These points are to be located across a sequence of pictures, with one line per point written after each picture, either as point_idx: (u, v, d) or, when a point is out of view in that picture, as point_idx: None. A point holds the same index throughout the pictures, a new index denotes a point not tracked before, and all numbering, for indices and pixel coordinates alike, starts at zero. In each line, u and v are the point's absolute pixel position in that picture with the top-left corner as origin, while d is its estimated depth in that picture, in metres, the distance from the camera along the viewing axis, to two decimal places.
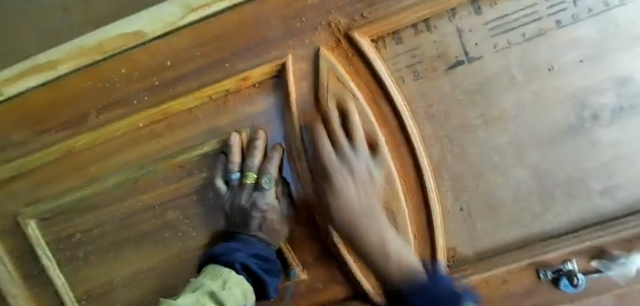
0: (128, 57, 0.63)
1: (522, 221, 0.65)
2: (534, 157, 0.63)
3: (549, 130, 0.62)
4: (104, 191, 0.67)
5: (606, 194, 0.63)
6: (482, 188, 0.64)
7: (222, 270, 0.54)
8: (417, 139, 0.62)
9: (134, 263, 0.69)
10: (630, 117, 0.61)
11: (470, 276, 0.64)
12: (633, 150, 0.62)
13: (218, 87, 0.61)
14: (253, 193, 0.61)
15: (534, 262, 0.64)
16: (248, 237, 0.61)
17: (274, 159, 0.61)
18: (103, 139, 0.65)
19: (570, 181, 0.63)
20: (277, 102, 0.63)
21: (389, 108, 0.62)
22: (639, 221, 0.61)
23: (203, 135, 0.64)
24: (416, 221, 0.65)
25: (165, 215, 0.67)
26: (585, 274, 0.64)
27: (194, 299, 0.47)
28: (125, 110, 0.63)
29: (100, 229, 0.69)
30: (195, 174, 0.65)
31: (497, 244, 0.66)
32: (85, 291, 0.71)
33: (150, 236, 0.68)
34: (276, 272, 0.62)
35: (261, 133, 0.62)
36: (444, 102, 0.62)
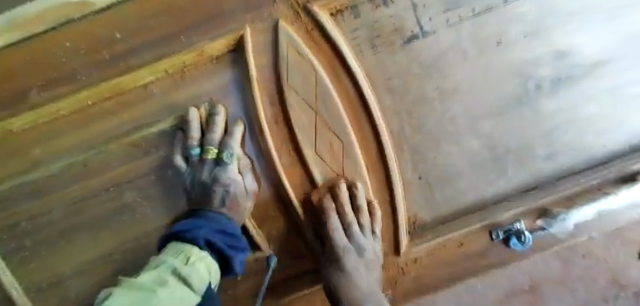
0: (72, 29, 0.58)
1: (476, 187, 0.69)
2: (485, 127, 0.67)
3: (499, 100, 0.66)
4: (54, 174, 0.63)
5: (547, 159, 0.69)
6: (439, 158, 0.67)
7: (186, 247, 0.51)
8: (378, 111, 0.63)
9: (91, 249, 0.66)
10: (567, 86, 0.66)
11: (428, 241, 0.69)
12: (570, 116, 0.67)
13: (173, 61, 0.59)
14: (214, 168, 0.60)
15: (487, 225, 0.69)
16: (210, 213, 0.59)
17: (235, 135, 0.60)
18: (48, 118, 0.60)
19: (517, 148, 0.68)
20: (236, 76, 0.61)
21: (350, 79, 0.62)
22: (576, 181, 0.68)
23: (159, 112, 0.61)
24: (377, 191, 0.67)
25: (121, 198, 0.64)
26: (532, 232, 0.69)
27: (154, 277, 0.46)
28: (72, 86, 0.59)
29: (50, 216, 0.64)
30: (152, 154, 0.62)
31: (454, 210, 0.69)
32: (35, 283, 0.66)
33: (107, 220, 0.65)
34: (242, 249, 0.59)
35: (220, 108, 0.60)
36: (402, 75, 0.64)
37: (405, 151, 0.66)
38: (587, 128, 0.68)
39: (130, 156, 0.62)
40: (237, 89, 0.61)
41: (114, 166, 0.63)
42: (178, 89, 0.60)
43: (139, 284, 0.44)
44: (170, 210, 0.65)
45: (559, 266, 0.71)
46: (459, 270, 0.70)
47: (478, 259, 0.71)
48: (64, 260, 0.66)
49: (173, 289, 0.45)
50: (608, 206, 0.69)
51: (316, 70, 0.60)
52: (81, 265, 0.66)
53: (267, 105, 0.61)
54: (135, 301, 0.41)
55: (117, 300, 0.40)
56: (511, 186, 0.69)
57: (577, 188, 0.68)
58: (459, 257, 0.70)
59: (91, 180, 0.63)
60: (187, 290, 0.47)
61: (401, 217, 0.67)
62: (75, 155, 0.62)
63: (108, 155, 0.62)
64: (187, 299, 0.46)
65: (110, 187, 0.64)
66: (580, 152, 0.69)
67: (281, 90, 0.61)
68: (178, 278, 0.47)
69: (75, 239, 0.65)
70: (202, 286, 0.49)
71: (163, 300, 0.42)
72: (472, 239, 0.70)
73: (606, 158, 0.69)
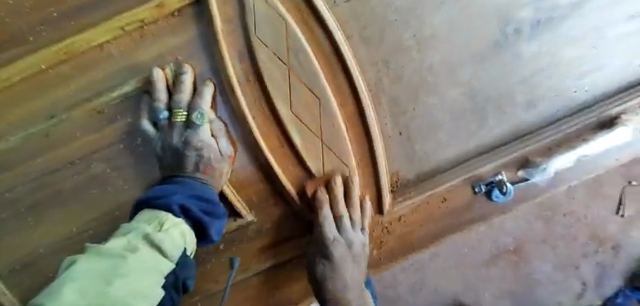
0: None
1: (458, 140, 0.68)
2: (465, 75, 0.65)
3: (478, 48, 0.64)
4: (13, 148, 0.58)
5: (528, 107, 0.68)
6: (419, 111, 0.65)
7: (159, 213, 0.47)
8: (353, 64, 0.61)
9: (64, 225, 0.62)
10: (546, 30, 0.65)
11: (413, 197, 0.67)
12: (549, 61, 0.66)
13: (132, 17, 0.55)
14: (185, 130, 0.56)
15: (469, 178, 0.68)
16: (185, 178, 0.55)
17: (205, 94, 0.57)
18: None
19: (498, 97, 0.67)
20: (202, 32, 0.58)
21: (322, 30, 0.60)
22: (557, 129, 0.67)
23: (123, 74, 0.58)
24: (358, 148, 0.65)
25: (90, 169, 0.61)
26: (514, 183, 0.69)
27: (124, 244, 0.42)
28: (25, 50, 0.55)
29: (14, 193, 0.60)
30: (118, 120, 0.59)
31: (437, 164, 0.68)
32: (7, 265, 0.63)
33: (78, 194, 0.62)
34: (219, 216, 0.56)
35: (187, 66, 0.57)
36: (378, 24, 0.61)
37: (384, 104, 0.64)
38: (567, 72, 0.67)
39: (93, 124, 0.59)
40: (203, 47, 0.58)
41: (77, 134, 0.59)
42: (140, 47, 0.57)
43: (108, 252, 0.41)
44: (143, 178, 0.63)
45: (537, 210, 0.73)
46: (443, 225, 0.70)
47: (463, 212, 0.70)
48: (33, 239, 0.62)
49: (145, 256, 0.41)
50: (588, 152, 0.69)
51: (286, 21, 0.58)
52: (52, 242, 0.63)
53: (235, 61, 0.59)
54: (102, 268, 0.38)
55: (83, 270, 0.37)
56: (492, 138, 0.68)
57: (559, 135, 0.67)
58: (443, 212, 0.70)
59: (54, 152, 0.59)
60: (160, 257, 0.44)
61: (383, 173, 0.66)
62: (35, 125, 0.58)
63: (70, 124, 0.58)
64: (160, 266, 0.43)
65: (76, 159, 0.60)
66: (559, 99, 0.68)
67: (250, 44, 0.58)
68: (151, 245, 0.43)
69: (43, 217, 0.62)
70: (176, 252, 0.47)
71: (135, 268, 0.39)
72: (456, 194, 0.69)
73: (587, 103, 0.69)
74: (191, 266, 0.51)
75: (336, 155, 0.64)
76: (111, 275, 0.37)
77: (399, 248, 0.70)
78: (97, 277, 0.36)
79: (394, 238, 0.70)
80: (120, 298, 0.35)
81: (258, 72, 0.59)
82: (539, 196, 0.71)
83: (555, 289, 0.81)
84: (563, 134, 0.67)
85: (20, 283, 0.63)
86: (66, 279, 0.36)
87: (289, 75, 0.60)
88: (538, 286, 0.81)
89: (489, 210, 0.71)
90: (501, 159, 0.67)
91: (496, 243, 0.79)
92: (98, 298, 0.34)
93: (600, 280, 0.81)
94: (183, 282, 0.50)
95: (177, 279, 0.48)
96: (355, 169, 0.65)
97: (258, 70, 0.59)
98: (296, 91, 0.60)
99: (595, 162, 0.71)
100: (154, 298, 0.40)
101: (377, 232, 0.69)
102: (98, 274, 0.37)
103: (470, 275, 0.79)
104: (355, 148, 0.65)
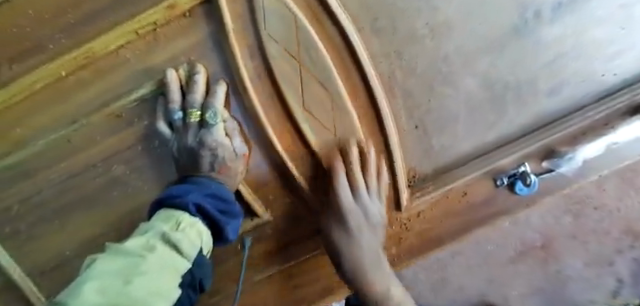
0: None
1: (477, 131, 0.66)
2: (483, 63, 0.63)
3: (495, 34, 0.62)
4: (38, 153, 0.60)
5: (552, 94, 0.65)
6: (435, 103, 0.64)
7: (176, 213, 0.48)
8: (365, 57, 0.60)
9: (87, 227, 0.64)
10: (570, 12, 0.62)
11: (431, 192, 0.66)
12: (572, 45, 0.63)
13: (145, 20, 0.56)
14: (199, 131, 0.56)
15: (491, 170, 0.66)
16: (201, 178, 0.55)
17: (218, 94, 0.57)
18: (18, 97, 0.57)
19: (519, 85, 0.64)
20: (213, 32, 0.58)
21: (333, 24, 0.59)
22: (583, 116, 0.64)
23: (138, 77, 0.59)
24: (372, 142, 0.64)
25: (110, 171, 0.62)
26: (539, 175, 0.66)
27: (141, 243, 0.43)
28: (44, 58, 0.57)
29: (42, 196, 0.62)
30: (135, 124, 0.60)
31: (455, 157, 0.67)
32: (36, 266, 0.65)
33: (100, 196, 0.63)
34: (234, 215, 0.57)
35: (199, 67, 0.58)
36: (390, 15, 0.60)
37: (399, 98, 0.63)
38: (594, 55, 0.64)
39: (112, 127, 0.60)
40: (214, 47, 0.59)
41: (97, 138, 0.61)
42: (153, 50, 0.58)
43: (125, 251, 0.41)
44: (161, 179, 0.64)
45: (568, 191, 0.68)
46: (465, 220, 0.68)
47: (486, 206, 0.68)
48: (60, 241, 0.64)
49: (161, 255, 0.42)
50: (619, 140, 0.65)
51: (299, 18, 0.58)
52: (77, 243, 0.65)
53: (246, 60, 0.59)
54: (122, 267, 0.39)
55: (101, 269, 0.38)
56: (514, 128, 0.66)
57: (585, 122, 0.64)
58: (464, 206, 0.67)
59: (76, 156, 0.61)
60: (177, 256, 0.44)
61: (400, 168, 0.64)
62: (57, 131, 0.60)
63: (89, 128, 0.60)
64: (177, 266, 0.44)
65: (96, 163, 0.62)
66: (584, 85, 0.65)
67: (261, 42, 0.58)
68: (167, 244, 0.44)
69: (68, 219, 0.64)
70: (193, 251, 0.47)
71: (152, 267, 0.40)
72: (479, 188, 0.67)
73: (615, 87, 0.66)
74: (207, 266, 0.52)
75: (351, 151, 0.63)
76: (129, 273, 0.38)
77: (421, 245, 0.68)
78: (115, 276, 0.37)
79: (414, 235, 0.68)
80: (137, 296, 0.36)
81: (269, 69, 0.59)
82: (566, 187, 0.68)
83: (587, 286, 0.78)
84: (590, 120, 0.64)
85: (50, 283, 0.66)
86: (86, 278, 0.37)
87: (301, 70, 0.60)
88: (569, 282, 0.78)
89: (514, 203, 0.68)
90: (524, 149, 0.65)
91: (522, 240, 0.76)
92: (118, 296, 0.35)
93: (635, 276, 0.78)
94: (200, 282, 0.50)
95: (195, 278, 0.48)
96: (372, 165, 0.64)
97: (269, 68, 0.59)
98: (307, 87, 0.60)
99: (627, 151, 0.67)
100: (170, 297, 0.40)
101: (395, 228, 0.68)
102: (117, 272, 0.38)
103: (495, 270, 0.77)
104: (370, 144, 0.64)
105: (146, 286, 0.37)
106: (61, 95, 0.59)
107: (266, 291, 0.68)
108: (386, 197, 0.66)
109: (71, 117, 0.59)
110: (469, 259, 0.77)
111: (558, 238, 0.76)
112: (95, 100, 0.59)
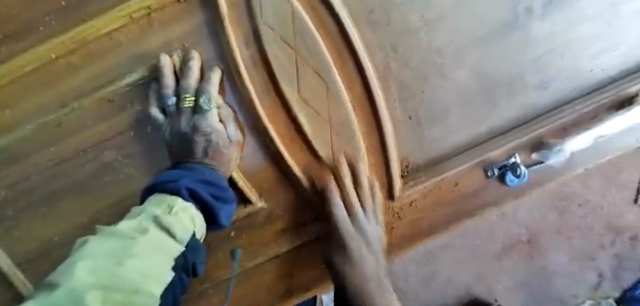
0: None
1: (469, 123, 0.66)
2: (475, 56, 0.64)
3: (487, 27, 0.63)
4: (26, 138, 0.59)
5: (542, 87, 0.66)
6: (429, 94, 0.64)
7: (168, 197, 0.48)
8: (360, 46, 0.60)
9: (77, 214, 0.63)
10: (561, 6, 0.63)
11: (424, 181, 0.66)
12: (563, 41, 0.65)
13: (139, 4, 0.55)
14: (192, 117, 0.55)
15: (482, 161, 0.67)
16: (195, 164, 0.54)
17: (212, 80, 0.57)
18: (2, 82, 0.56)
19: (511, 78, 0.65)
20: (208, 18, 0.58)
21: (328, 11, 0.59)
22: (572, 109, 0.66)
23: (130, 62, 0.58)
24: (366, 131, 0.64)
25: (101, 157, 0.62)
26: (528, 166, 0.68)
27: (133, 226, 0.43)
28: (33, 40, 0.55)
29: (30, 182, 0.61)
30: (127, 109, 0.60)
31: (447, 148, 0.67)
32: (24, 254, 0.64)
33: (89, 183, 0.62)
34: (228, 201, 0.57)
35: (194, 53, 0.57)
36: (384, 6, 0.60)
37: (393, 88, 0.63)
38: (583, 50, 0.65)
39: (103, 112, 0.59)
40: (209, 32, 0.58)
41: (88, 123, 0.60)
42: (148, 34, 0.57)
43: (117, 234, 0.42)
44: (153, 166, 0.63)
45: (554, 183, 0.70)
46: (456, 210, 0.69)
47: (476, 196, 0.69)
48: (49, 227, 0.64)
49: (153, 238, 0.42)
50: (606, 132, 0.67)
51: (295, 5, 0.57)
52: (67, 229, 0.64)
53: (241, 47, 0.58)
54: (114, 247, 0.39)
55: (92, 250, 0.38)
56: (505, 121, 0.67)
57: (574, 116, 0.66)
58: (455, 196, 0.68)
59: (66, 141, 0.60)
60: (169, 239, 0.44)
61: (394, 159, 0.65)
62: (47, 115, 0.59)
63: (80, 114, 0.59)
64: (170, 249, 0.44)
65: (87, 148, 0.61)
66: (573, 80, 0.67)
67: (256, 29, 0.57)
68: (159, 227, 0.44)
69: (58, 205, 0.63)
70: (185, 236, 0.47)
71: (143, 249, 0.40)
72: (470, 178, 0.68)
73: (603, 81, 0.67)
74: (201, 251, 0.52)
75: (345, 141, 0.63)
76: (120, 255, 0.38)
77: (412, 234, 0.69)
78: (107, 257, 0.38)
79: (407, 225, 0.69)
80: (130, 277, 0.36)
81: (264, 57, 0.59)
82: (554, 178, 0.69)
83: (570, 282, 0.83)
84: (578, 114, 0.66)
85: (39, 271, 0.65)
86: (78, 258, 0.37)
87: (296, 58, 0.59)
88: (553, 277, 0.83)
89: (504, 194, 0.69)
90: (515, 141, 0.66)
91: (509, 233, 0.79)
92: (107, 276, 0.35)
93: (615, 270, 0.84)
94: (193, 266, 0.50)
95: (187, 263, 0.48)
96: (365, 155, 0.65)
97: (264, 56, 0.59)
98: (303, 76, 0.60)
99: (612, 145, 0.69)
100: (163, 278, 0.41)
101: (387, 218, 0.68)
102: (109, 253, 0.38)
103: (483, 264, 0.80)
104: (364, 134, 0.64)
105: (139, 267, 0.38)
106: (50, 79, 0.57)
107: (259, 279, 0.68)
108: (379, 186, 0.67)
109: (61, 101, 0.58)
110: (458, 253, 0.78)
111: (544, 233, 0.80)
112: (87, 84, 0.58)
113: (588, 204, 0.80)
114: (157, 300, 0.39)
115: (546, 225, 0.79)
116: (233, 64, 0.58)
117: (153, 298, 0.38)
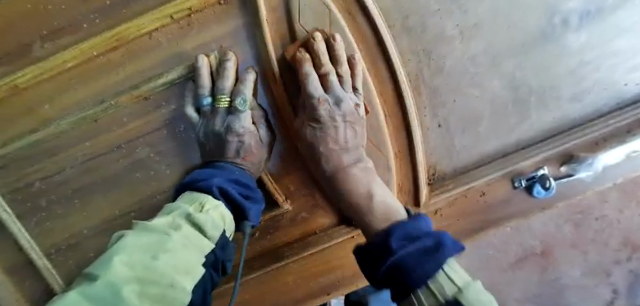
0: None
1: (498, 132, 0.66)
2: (507, 67, 0.64)
3: (522, 39, 0.63)
4: (64, 132, 0.61)
5: (574, 100, 0.66)
6: (460, 102, 0.65)
7: (200, 196, 0.50)
8: (394, 53, 0.61)
9: (108, 208, 0.65)
10: (597, 20, 0.63)
11: (451, 190, 0.66)
12: (597, 54, 0.64)
13: (180, 5, 0.56)
14: (227, 117, 0.57)
15: (509, 171, 0.66)
16: (225, 163, 0.57)
17: (247, 81, 0.57)
18: (45, 75, 0.58)
19: (543, 89, 0.65)
20: (246, 20, 0.59)
21: (363, 15, 0.59)
22: (606, 123, 0.66)
23: (168, 61, 0.59)
24: (396, 138, 0.64)
25: (134, 154, 0.63)
26: (556, 179, 0.67)
27: (167, 223, 0.45)
28: (76, 37, 0.57)
29: (62, 175, 0.63)
30: (162, 107, 0.61)
31: (476, 157, 0.67)
32: (53, 245, 0.66)
33: (120, 179, 0.64)
34: (257, 200, 0.57)
35: (230, 54, 0.58)
36: (420, 13, 0.60)
37: (424, 96, 0.64)
38: (617, 65, 0.65)
39: (138, 109, 0.61)
40: (247, 35, 0.59)
41: (122, 120, 0.61)
42: (186, 34, 0.59)
43: (152, 229, 0.44)
44: (183, 164, 0.64)
45: (581, 196, 0.69)
46: (482, 220, 0.68)
47: (502, 208, 0.68)
48: (78, 219, 0.65)
49: (186, 235, 0.44)
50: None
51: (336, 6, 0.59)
52: (96, 223, 0.65)
53: (277, 49, 0.59)
54: (150, 242, 0.41)
55: (131, 244, 0.40)
56: (534, 133, 0.67)
57: (606, 130, 0.66)
58: (482, 205, 0.68)
59: (100, 136, 0.61)
60: (202, 236, 0.46)
61: (422, 167, 0.65)
62: (82, 110, 0.60)
63: (115, 111, 0.60)
64: (202, 246, 0.45)
65: (120, 144, 0.62)
66: (606, 94, 0.66)
67: (294, 32, 0.58)
68: (192, 225, 0.46)
69: (89, 198, 0.64)
70: (217, 233, 0.48)
71: (177, 246, 0.42)
72: (497, 190, 0.68)
73: (635, 97, 0.67)
74: (229, 249, 0.52)
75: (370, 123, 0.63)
76: (156, 250, 0.41)
77: None
78: (142, 251, 0.40)
79: None
80: (164, 271, 0.38)
81: None
82: (582, 193, 0.68)
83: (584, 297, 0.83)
84: (611, 129, 0.66)
85: (67, 262, 0.66)
86: (115, 250, 0.40)
87: None
88: (564, 290, 0.83)
89: (530, 206, 0.69)
90: (543, 153, 0.66)
91: (521, 246, 0.82)
92: (144, 270, 0.37)
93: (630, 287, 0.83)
94: (223, 264, 0.50)
95: (218, 261, 0.49)
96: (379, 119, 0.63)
97: None
98: None
99: None
100: (196, 272, 0.42)
101: None
102: (145, 247, 0.41)
103: (494, 275, 0.83)
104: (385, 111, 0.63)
105: (172, 262, 0.40)
106: (90, 75, 0.59)
107: (282, 280, 0.68)
108: (406, 194, 0.67)
109: (98, 97, 0.60)
110: (469, 262, 0.82)
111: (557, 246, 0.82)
112: (124, 81, 0.60)
113: (605, 218, 0.81)
114: (190, 294, 0.40)
115: (561, 238, 0.82)
116: (269, 66, 0.59)
117: (185, 292, 0.40)
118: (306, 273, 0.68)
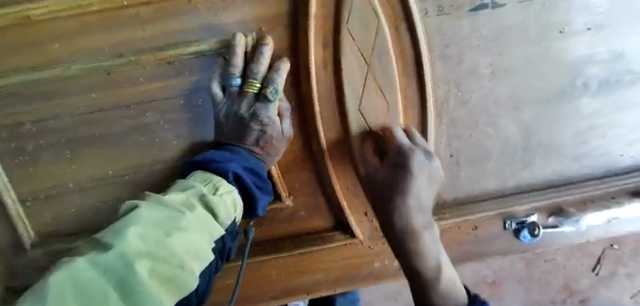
0: None
1: (502, 173, 0.69)
2: (525, 114, 0.66)
3: (544, 92, 0.65)
4: (71, 78, 0.56)
5: (575, 159, 0.70)
6: (474, 138, 0.66)
7: (214, 178, 0.49)
8: (428, 77, 0.61)
9: (101, 165, 0.61)
10: (614, 90, 0.66)
11: (447, 219, 0.68)
12: (606, 121, 0.68)
13: None
14: (254, 101, 0.57)
15: (502, 212, 0.69)
16: (240, 149, 0.57)
17: (281, 71, 0.56)
18: (64, 13, 0.53)
19: (551, 143, 0.68)
20: (292, 8, 0.56)
21: (409, 34, 0.59)
22: (597, 186, 0.70)
23: (202, 31, 0.56)
24: None
25: (142, 116, 0.59)
26: (543, 228, 0.71)
27: (181, 199, 0.42)
28: None
29: (57, 122, 0.58)
30: (184, 76, 0.58)
31: (476, 192, 0.69)
32: (31, 192, 0.61)
33: (121, 139, 0.60)
34: (266, 192, 0.57)
35: (269, 39, 0.56)
36: (460, 44, 0.61)
37: (444, 124, 0.65)
38: (620, 135, 0.69)
39: (158, 71, 0.57)
40: (290, 24, 0.57)
41: (139, 79, 0.57)
42: (227, 8, 0.55)
43: (165, 203, 0.41)
44: (192, 139, 0.61)
45: (557, 247, 0.74)
46: (466, 251, 0.71)
47: (487, 243, 0.71)
48: (65, 171, 0.61)
49: (199, 216, 0.41)
50: (620, 215, 0.71)
51: (384, 7, 0.57)
52: (85, 178, 0.62)
53: (317, 45, 0.57)
54: (163, 217, 0.38)
55: (144, 216, 0.37)
56: (533, 180, 0.70)
57: (596, 192, 0.70)
58: (470, 238, 0.71)
59: (111, 90, 0.58)
60: (213, 220, 0.44)
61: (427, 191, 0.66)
62: (98, 60, 0.56)
63: (134, 68, 0.56)
64: (212, 230, 0.43)
65: (130, 103, 0.58)
66: (604, 159, 0.70)
67: (338, 34, 0.57)
68: (204, 206, 0.43)
69: (82, 152, 0.60)
70: (226, 219, 0.46)
71: (190, 225, 0.39)
72: (486, 227, 0.70)
73: (627, 167, 0.71)
74: (235, 237, 0.51)
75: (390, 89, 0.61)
76: (169, 226, 0.37)
77: None
78: (156, 225, 0.36)
79: None
80: (177, 251, 0.34)
81: (336, 62, 0.58)
82: (559, 243, 0.73)
83: None
84: (600, 191, 0.70)
85: (44, 211, 0.62)
86: (128, 220, 0.36)
87: (367, 72, 0.59)
88: None
89: (512, 246, 0.72)
90: (537, 202, 0.69)
91: (476, 272, 0.93)
92: (159, 246, 0.33)
93: None
94: (227, 252, 0.50)
95: (223, 248, 0.47)
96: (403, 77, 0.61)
97: (336, 60, 0.58)
98: (368, 89, 0.60)
99: (621, 227, 0.73)
100: (204, 258, 0.39)
101: None
102: (158, 222, 0.37)
103: None
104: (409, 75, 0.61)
105: (185, 242, 0.36)
106: (115, 24, 0.55)
107: (265, 273, 0.67)
108: None
109: (118, 50, 0.56)
110: None
111: (509, 279, 0.94)
112: (150, 40, 0.56)
113: (555, 262, 0.93)
114: (196, 280, 0.36)
115: (512, 272, 0.94)
116: (305, 60, 0.57)
117: (193, 276, 0.36)
118: (291, 270, 0.68)
